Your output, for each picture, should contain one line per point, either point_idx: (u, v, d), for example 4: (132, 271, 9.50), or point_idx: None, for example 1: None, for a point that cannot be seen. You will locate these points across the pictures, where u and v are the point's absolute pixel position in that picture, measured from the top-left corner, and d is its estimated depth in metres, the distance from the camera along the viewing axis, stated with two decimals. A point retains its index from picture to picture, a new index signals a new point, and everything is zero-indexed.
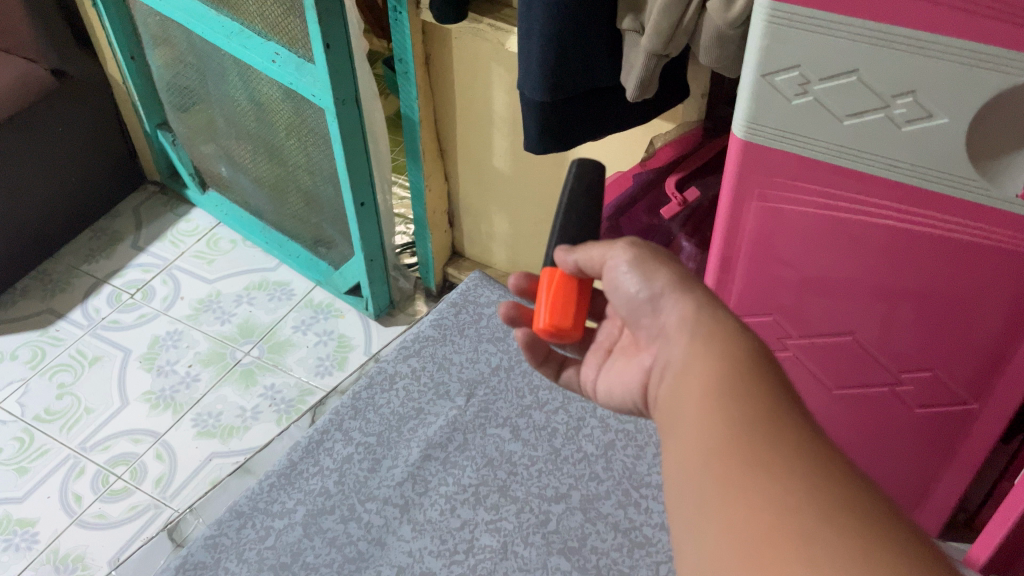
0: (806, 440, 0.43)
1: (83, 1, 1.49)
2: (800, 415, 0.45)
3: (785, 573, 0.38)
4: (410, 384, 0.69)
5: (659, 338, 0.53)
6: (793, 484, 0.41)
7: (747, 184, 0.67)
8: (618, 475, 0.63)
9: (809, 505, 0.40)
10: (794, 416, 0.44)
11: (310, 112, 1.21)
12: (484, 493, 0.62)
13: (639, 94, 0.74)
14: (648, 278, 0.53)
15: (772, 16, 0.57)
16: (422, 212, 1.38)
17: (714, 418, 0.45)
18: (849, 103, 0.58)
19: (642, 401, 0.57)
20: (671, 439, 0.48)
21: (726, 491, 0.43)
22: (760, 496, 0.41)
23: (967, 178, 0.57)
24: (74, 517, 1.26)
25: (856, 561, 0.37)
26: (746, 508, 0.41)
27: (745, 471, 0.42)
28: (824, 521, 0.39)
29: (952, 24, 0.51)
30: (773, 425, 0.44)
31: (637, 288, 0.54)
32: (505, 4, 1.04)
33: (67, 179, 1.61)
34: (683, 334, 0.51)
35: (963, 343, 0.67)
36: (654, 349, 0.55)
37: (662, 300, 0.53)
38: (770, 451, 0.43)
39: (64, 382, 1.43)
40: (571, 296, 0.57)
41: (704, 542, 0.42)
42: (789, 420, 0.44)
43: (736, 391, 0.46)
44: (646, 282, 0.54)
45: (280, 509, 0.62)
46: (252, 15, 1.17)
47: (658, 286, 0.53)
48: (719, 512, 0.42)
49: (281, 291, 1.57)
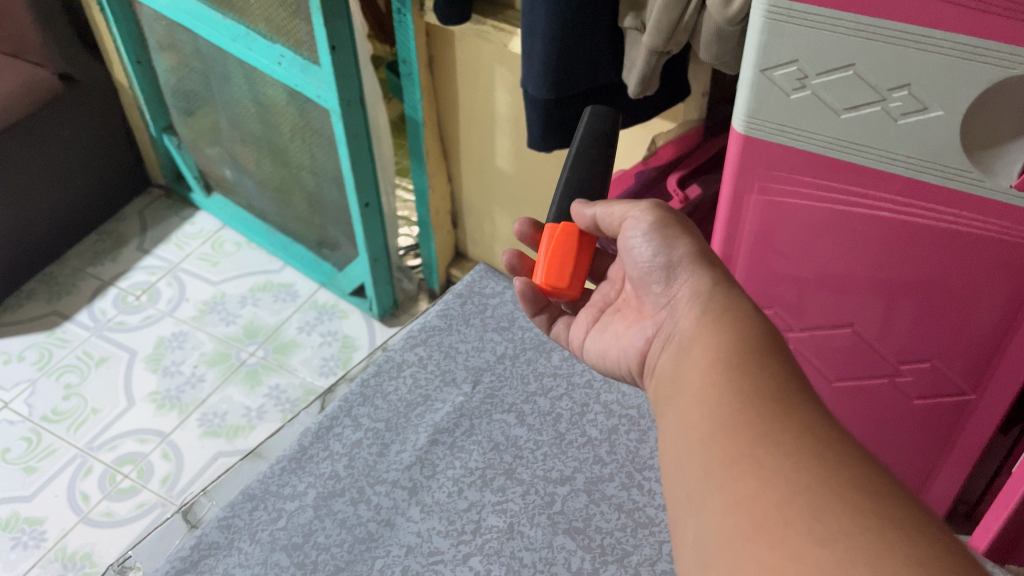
0: (813, 424, 0.44)
1: (90, 7, 1.50)
2: (807, 402, 0.46)
3: (796, 546, 0.38)
4: (416, 371, 0.68)
5: (673, 312, 0.56)
6: (797, 460, 0.42)
7: (748, 177, 0.69)
8: (622, 457, 0.62)
9: (813, 479, 0.41)
10: (802, 403, 0.46)
11: (315, 113, 1.23)
12: (491, 476, 0.60)
13: (640, 91, 0.76)
14: (668, 246, 0.56)
15: (770, 11, 0.58)
16: (426, 212, 1.40)
17: (723, 398, 0.47)
18: (846, 96, 0.59)
19: (638, 366, 0.60)
20: (672, 422, 0.49)
21: (727, 464, 0.44)
22: (766, 468, 0.42)
23: (962, 170, 0.58)
24: (81, 516, 1.27)
25: (868, 535, 0.38)
26: (754, 485, 0.42)
27: (748, 447, 0.44)
28: (826, 494, 0.40)
29: (945, 17, 0.52)
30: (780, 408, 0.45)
31: (655, 253, 0.57)
32: (507, 6, 1.06)
33: (73, 182, 1.62)
34: (694, 308, 0.54)
35: (960, 334, 0.68)
36: (662, 333, 0.57)
37: (678, 269, 0.56)
38: (772, 429, 0.44)
39: (70, 383, 1.45)
40: (568, 256, 0.60)
41: (706, 518, 0.43)
42: (794, 404, 0.46)
43: (744, 376, 0.47)
44: (665, 249, 0.57)
45: (291, 491, 0.60)
46: (258, 18, 1.18)
47: (674, 258, 0.56)
48: (722, 486, 0.43)
49: (285, 292, 1.58)
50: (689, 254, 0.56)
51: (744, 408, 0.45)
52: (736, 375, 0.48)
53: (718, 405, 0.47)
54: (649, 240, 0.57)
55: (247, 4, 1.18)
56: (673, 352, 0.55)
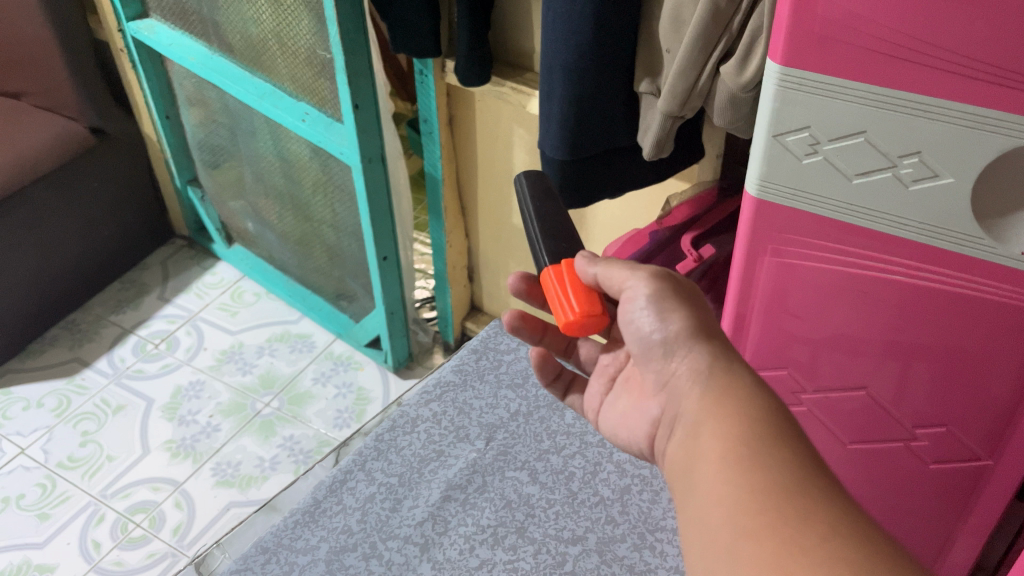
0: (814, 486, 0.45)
1: (123, 65, 1.55)
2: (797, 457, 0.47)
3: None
4: (431, 427, 0.65)
5: (673, 392, 0.54)
6: (810, 509, 0.43)
7: (760, 239, 0.70)
8: (635, 518, 0.58)
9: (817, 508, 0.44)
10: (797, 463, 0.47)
11: (337, 169, 1.26)
12: (503, 534, 0.57)
13: (655, 153, 0.78)
14: (664, 319, 0.55)
15: (782, 79, 0.60)
16: (443, 266, 1.42)
17: (731, 428, 0.49)
18: (857, 162, 0.61)
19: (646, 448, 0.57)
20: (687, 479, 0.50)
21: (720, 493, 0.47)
22: (783, 514, 0.44)
23: (973, 236, 0.59)
24: (92, 564, 1.27)
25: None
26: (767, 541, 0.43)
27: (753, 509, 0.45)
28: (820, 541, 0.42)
29: (952, 88, 0.54)
30: (793, 454, 0.47)
31: (653, 328, 0.55)
32: (526, 69, 1.09)
33: (99, 232, 1.66)
34: (697, 386, 0.52)
35: (977, 400, 0.68)
36: (670, 419, 0.54)
37: (676, 345, 0.54)
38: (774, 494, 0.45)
39: (87, 430, 1.46)
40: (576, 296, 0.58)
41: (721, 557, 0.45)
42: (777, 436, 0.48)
43: (763, 417, 0.49)
44: (663, 322, 0.55)
45: (303, 545, 0.57)
46: (285, 77, 1.22)
47: (670, 335, 0.54)
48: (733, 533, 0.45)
49: (302, 343, 1.60)
50: (697, 318, 0.55)
51: (750, 448, 0.47)
52: (753, 414, 0.49)
53: (728, 442, 0.48)
54: (648, 313, 0.55)
55: (275, 64, 1.22)
56: (681, 434, 0.53)
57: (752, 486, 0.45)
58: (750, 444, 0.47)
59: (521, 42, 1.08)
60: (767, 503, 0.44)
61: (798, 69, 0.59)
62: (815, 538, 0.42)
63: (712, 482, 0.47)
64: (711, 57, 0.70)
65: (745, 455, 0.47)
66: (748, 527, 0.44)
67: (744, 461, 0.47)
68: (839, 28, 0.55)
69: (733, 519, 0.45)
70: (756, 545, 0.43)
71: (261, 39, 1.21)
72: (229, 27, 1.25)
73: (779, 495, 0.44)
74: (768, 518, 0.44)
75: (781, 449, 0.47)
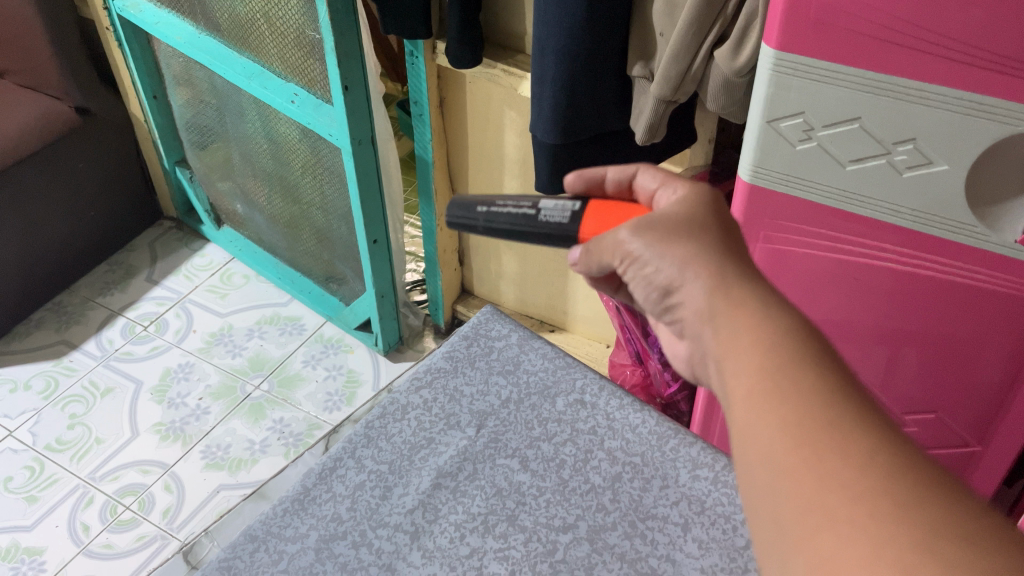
0: (868, 417, 0.38)
1: (109, 43, 1.53)
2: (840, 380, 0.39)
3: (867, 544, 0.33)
4: (422, 414, 0.60)
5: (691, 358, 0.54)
6: (857, 445, 0.36)
7: (753, 224, 0.69)
8: (626, 506, 0.54)
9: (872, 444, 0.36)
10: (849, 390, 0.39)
11: (326, 150, 1.25)
12: (493, 522, 0.53)
13: (648, 138, 0.78)
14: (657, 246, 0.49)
15: (777, 64, 0.59)
16: (434, 249, 1.41)
17: (751, 350, 0.41)
18: (851, 149, 0.60)
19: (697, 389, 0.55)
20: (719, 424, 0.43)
21: (759, 420, 0.39)
22: (822, 455, 0.37)
23: (967, 224, 0.59)
24: (81, 547, 1.27)
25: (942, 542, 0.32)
26: (815, 486, 0.36)
27: (799, 446, 0.37)
28: (877, 486, 0.35)
29: (946, 74, 0.53)
30: (822, 372, 0.40)
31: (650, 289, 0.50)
32: (518, 51, 1.08)
33: (85, 213, 1.64)
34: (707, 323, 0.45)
35: (964, 387, 0.70)
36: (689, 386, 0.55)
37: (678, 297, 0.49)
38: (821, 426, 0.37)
39: (75, 413, 1.45)
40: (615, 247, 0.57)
41: (771, 507, 0.37)
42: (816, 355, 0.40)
43: (783, 336, 0.41)
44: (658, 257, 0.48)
45: (293, 533, 0.53)
46: (274, 57, 1.21)
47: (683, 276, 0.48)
48: (778, 475, 0.37)
49: (292, 326, 1.59)
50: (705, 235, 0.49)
51: (783, 374, 0.40)
52: (771, 333, 0.42)
53: (750, 369, 0.41)
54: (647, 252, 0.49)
55: (264, 43, 1.20)
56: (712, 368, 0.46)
57: (786, 417, 0.38)
58: (775, 370, 0.40)
59: (513, 24, 1.07)
60: (800, 437, 0.37)
61: (792, 54, 0.58)
62: (864, 487, 0.35)
63: (739, 415, 0.40)
64: (705, 42, 0.69)
65: (779, 383, 0.40)
66: (790, 480, 0.37)
67: (776, 389, 0.39)
68: (834, 11, 0.55)
69: (768, 460, 0.38)
70: (794, 489, 0.37)
71: (249, 18, 1.19)
72: (216, 6, 1.23)
73: (812, 430, 0.37)
74: (804, 456, 0.37)
75: (807, 370, 0.40)
